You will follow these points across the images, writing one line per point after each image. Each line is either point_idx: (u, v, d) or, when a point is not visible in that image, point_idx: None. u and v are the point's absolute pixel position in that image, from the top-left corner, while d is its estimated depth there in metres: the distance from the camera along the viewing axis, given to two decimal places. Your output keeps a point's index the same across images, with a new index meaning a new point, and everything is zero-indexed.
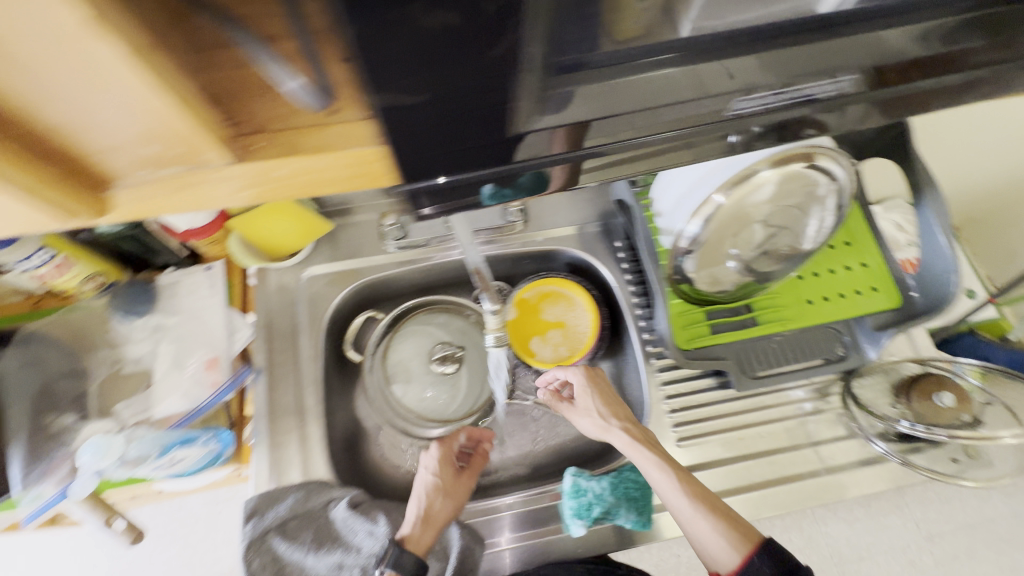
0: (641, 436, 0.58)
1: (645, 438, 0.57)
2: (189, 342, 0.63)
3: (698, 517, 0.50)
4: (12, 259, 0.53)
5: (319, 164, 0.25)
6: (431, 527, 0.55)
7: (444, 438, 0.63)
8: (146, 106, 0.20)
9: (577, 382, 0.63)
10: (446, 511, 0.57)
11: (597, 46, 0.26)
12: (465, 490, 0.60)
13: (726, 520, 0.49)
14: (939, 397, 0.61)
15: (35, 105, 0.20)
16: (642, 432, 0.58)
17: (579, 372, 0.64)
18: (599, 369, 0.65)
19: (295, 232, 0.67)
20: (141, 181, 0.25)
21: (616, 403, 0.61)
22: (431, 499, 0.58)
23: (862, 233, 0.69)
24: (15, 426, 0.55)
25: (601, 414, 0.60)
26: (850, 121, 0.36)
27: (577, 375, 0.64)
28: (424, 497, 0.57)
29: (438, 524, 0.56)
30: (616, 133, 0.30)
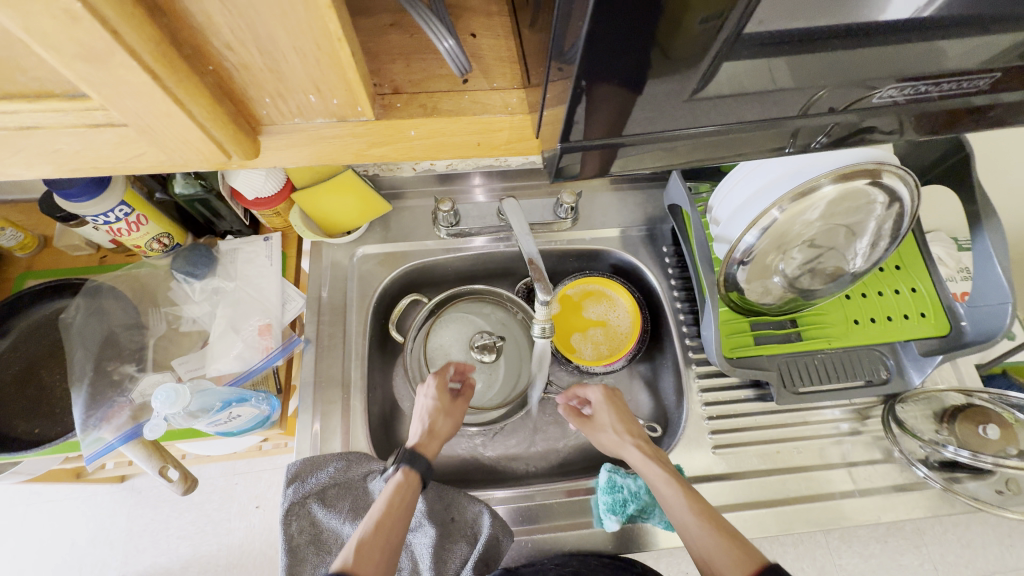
0: (652, 453, 0.57)
1: (659, 458, 0.56)
2: (244, 307, 0.65)
3: (699, 529, 0.47)
4: (92, 213, 0.53)
5: (449, 123, 0.32)
6: (435, 440, 0.59)
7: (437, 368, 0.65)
8: (323, 63, 0.25)
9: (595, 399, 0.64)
10: (446, 428, 0.61)
11: (746, 37, 0.28)
12: (459, 411, 0.63)
13: (730, 538, 0.46)
14: (983, 427, 0.62)
15: (259, 58, 0.25)
16: (655, 452, 0.58)
17: (602, 391, 0.64)
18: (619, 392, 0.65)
19: (354, 210, 0.69)
20: (299, 129, 0.31)
21: (632, 421, 0.61)
22: (432, 418, 0.61)
23: (913, 256, 0.67)
24: (79, 372, 0.58)
25: (618, 430, 0.60)
26: (931, 128, 0.37)
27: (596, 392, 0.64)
28: (424, 417, 0.61)
29: (439, 439, 0.60)
30: (720, 121, 0.33)
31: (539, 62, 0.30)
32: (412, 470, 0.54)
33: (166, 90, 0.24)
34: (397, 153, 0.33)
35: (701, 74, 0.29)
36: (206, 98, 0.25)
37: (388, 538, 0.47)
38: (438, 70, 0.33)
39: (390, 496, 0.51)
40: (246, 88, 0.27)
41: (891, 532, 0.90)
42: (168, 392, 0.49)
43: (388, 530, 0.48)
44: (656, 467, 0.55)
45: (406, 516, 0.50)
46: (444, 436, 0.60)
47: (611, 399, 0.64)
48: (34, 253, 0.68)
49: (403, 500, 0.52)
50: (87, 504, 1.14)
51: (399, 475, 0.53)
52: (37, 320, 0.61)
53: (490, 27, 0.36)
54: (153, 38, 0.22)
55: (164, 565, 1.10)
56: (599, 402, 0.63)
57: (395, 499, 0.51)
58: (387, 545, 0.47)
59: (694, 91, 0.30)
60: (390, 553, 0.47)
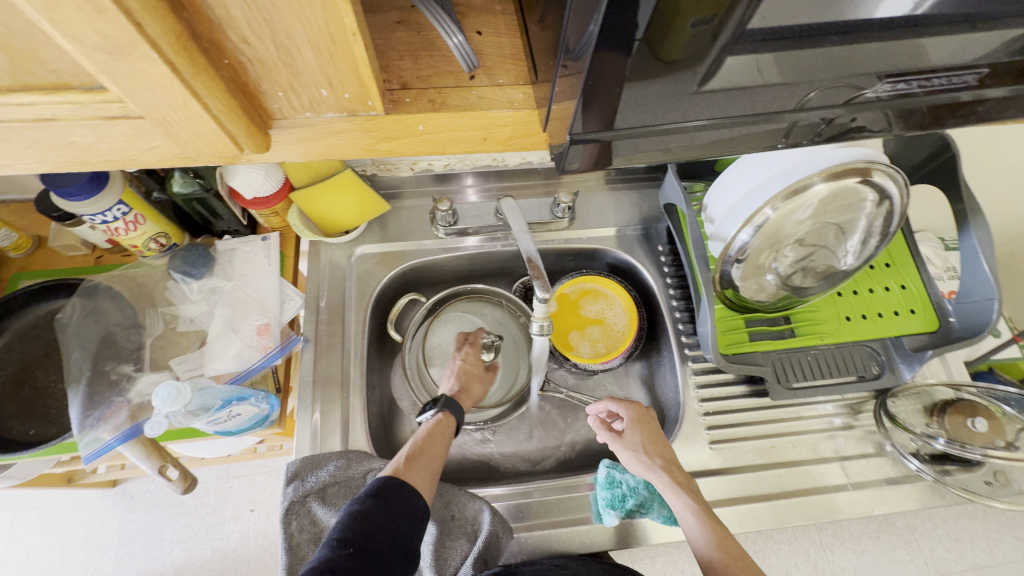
0: (681, 480, 0.56)
1: (689, 485, 0.55)
2: (242, 306, 0.65)
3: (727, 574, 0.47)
4: (89, 212, 0.53)
5: (455, 118, 0.32)
6: (469, 397, 0.66)
7: (472, 337, 0.71)
8: (341, 59, 0.26)
9: (627, 416, 0.62)
10: (477, 390, 0.67)
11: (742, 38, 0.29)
12: (488, 379, 0.70)
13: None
14: (971, 420, 0.63)
15: (274, 52, 0.25)
16: (683, 478, 0.57)
17: (633, 409, 0.63)
18: (651, 411, 0.64)
19: (354, 209, 0.69)
20: (310, 123, 0.31)
21: (663, 444, 0.60)
22: (466, 379, 0.67)
23: (902, 255, 0.69)
24: (76, 372, 0.57)
25: (647, 452, 0.59)
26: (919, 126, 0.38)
27: (627, 410, 0.62)
28: (459, 377, 0.67)
29: (470, 398, 0.66)
30: (714, 117, 0.34)
31: (547, 58, 0.31)
32: (451, 415, 0.59)
33: (184, 83, 0.24)
34: (404, 147, 0.34)
35: (704, 69, 0.29)
36: (222, 91, 0.26)
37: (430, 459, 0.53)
38: (446, 66, 0.34)
39: (430, 429, 0.57)
40: (260, 82, 0.27)
41: (883, 527, 0.91)
42: (169, 390, 0.49)
43: (431, 455, 0.53)
44: (685, 496, 0.54)
45: (444, 448, 0.56)
46: (475, 397, 0.67)
47: (642, 418, 0.62)
48: (28, 254, 0.67)
49: (443, 434, 0.57)
50: (78, 510, 1.13)
51: (439, 414, 0.59)
52: (32, 320, 0.60)
53: (494, 25, 0.37)
54: (173, 31, 0.22)
55: (157, 571, 1.08)
56: (631, 421, 0.61)
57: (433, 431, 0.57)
58: (430, 466, 0.52)
59: (698, 85, 0.31)
60: (432, 472, 0.52)
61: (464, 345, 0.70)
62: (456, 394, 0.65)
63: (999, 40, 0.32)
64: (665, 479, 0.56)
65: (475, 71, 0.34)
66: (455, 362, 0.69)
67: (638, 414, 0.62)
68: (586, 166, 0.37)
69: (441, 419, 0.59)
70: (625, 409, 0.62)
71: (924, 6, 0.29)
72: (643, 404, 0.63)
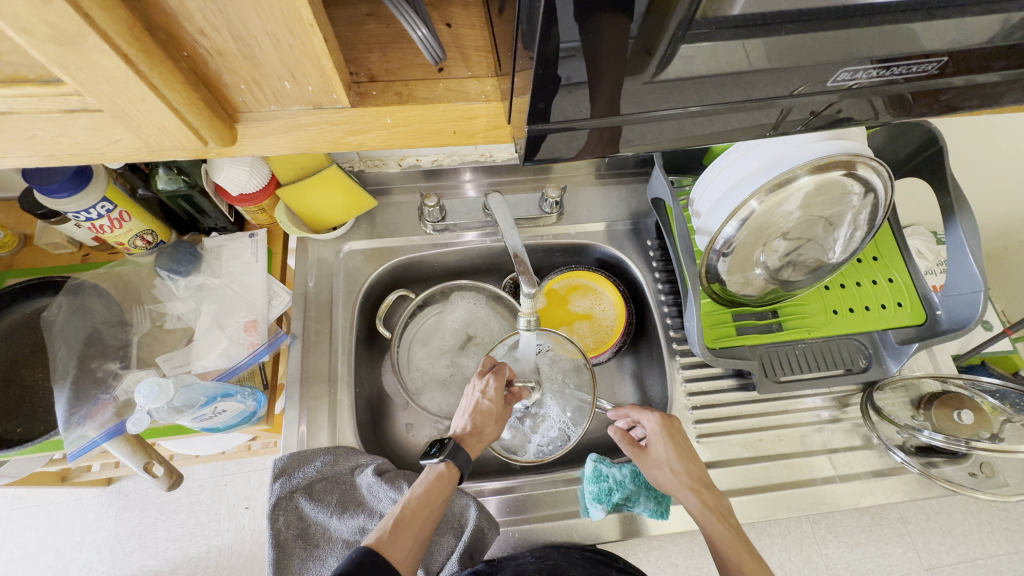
0: (712, 504, 0.56)
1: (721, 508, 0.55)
2: (230, 303, 0.65)
3: None
4: (72, 210, 0.53)
5: (422, 112, 0.32)
6: (480, 441, 0.59)
7: (497, 370, 0.63)
8: (298, 54, 0.26)
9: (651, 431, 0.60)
10: (492, 432, 0.60)
11: (706, 27, 0.28)
12: (507, 419, 0.62)
13: None
14: (957, 413, 0.63)
15: (232, 44, 0.25)
16: (714, 499, 0.56)
17: (659, 423, 0.60)
18: (675, 419, 0.62)
19: (340, 205, 0.69)
20: (271, 118, 0.31)
21: (691, 460, 0.58)
22: (483, 421, 0.60)
23: (889, 248, 0.69)
24: (62, 370, 0.58)
25: (678, 471, 0.57)
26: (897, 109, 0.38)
27: (653, 423, 0.60)
28: (475, 415, 0.60)
29: (482, 442, 0.60)
30: (680, 108, 0.34)
31: (509, 49, 0.31)
32: (454, 466, 0.54)
33: (140, 76, 0.24)
34: (373, 140, 0.34)
35: (662, 58, 0.29)
36: (180, 83, 0.26)
37: (424, 523, 0.49)
38: (414, 59, 0.33)
39: (427, 486, 0.52)
40: (221, 75, 0.27)
41: (875, 520, 0.91)
42: (151, 387, 0.48)
43: (424, 520, 0.49)
44: (718, 523, 0.54)
45: (443, 505, 0.52)
46: (488, 440, 0.60)
47: (668, 433, 0.60)
48: (14, 252, 0.67)
49: (440, 492, 0.52)
50: (73, 508, 1.13)
51: (442, 465, 0.54)
52: (17, 318, 0.60)
53: (465, 17, 0.37)
54: (124, 21, 0.22)
55: (152, 568, 1.09)
56: (656, 438, 0.60)
57: (431, 489, 0.52)
58: (419, 534, 0.48)
59: (654, 73, 0.30)
60: (421, 540, 0.49)
61: (486, 377, 0.63)
62: (465, 435, 0.59)
63: (967, 29, 0.31)
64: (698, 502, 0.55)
65: (445, 63, 0.34)
66: (472, 395, 0.62)
67: (662, 429, 0.60)
68: (580, 154, 0.37)
69: (444, 472, 0.54)
70: (653, 423, 0.60)
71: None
72: (666, 415, 0.61)
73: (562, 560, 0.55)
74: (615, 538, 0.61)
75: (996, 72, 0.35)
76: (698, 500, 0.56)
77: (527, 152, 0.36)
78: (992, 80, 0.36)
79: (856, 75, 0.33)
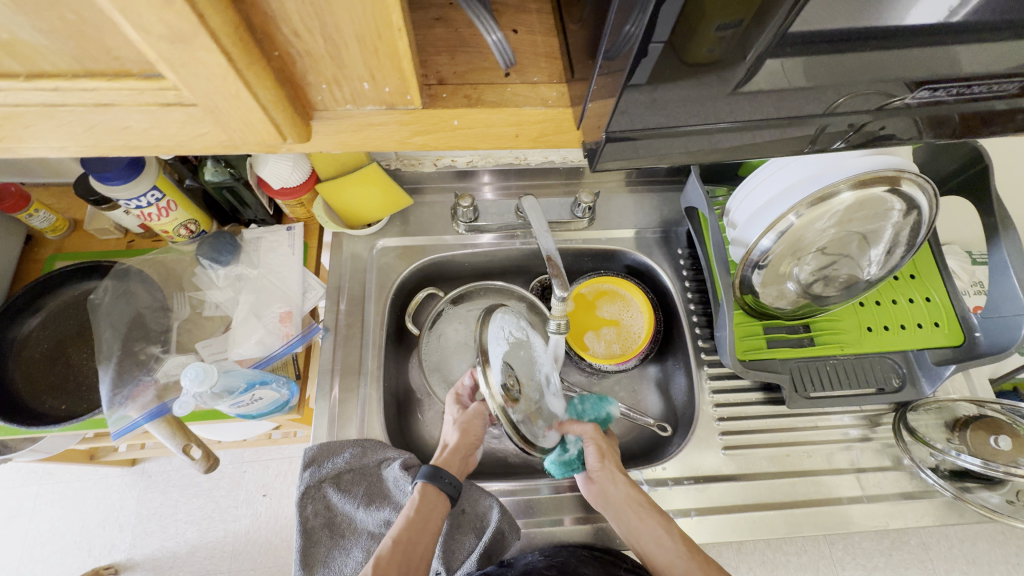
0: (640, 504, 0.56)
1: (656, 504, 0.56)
2: (267, 294, 0.67)
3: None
4: (125, 197, 0.55)
5: (487, 116, 0.33)
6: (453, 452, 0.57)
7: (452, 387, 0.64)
8: (381, 56, 0.27)
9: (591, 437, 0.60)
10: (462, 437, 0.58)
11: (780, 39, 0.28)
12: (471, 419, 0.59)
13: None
14: (994, 438, 0.61)
15: (322, 45, 0.26)
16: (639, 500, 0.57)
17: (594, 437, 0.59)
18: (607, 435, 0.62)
19: (377, 202, 0.71)
20: (343, 119, 0.32)
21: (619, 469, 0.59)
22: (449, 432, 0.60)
23: (929, 267, 0.68)
24: (107, 351, 0.60)
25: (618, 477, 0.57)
26: (955, 128, 0.38)
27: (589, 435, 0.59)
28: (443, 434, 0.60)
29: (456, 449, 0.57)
30: (735, 121, 0.34)
31: (582, 58, 0.31)
32: (435, 486, 0.52)
33: (238, 73, 0.25)
34: (438, 141, 0.35)
35: (742, 69, 0.29)
36: (270, 81, 0.27)
37: (410, 548, 0.49)
38: (482, 63, 0.34)
39: (409, 515, 0.51)
40: (306, 74, 0.28)
41: (896, 545, 0.89)
42: (197, 370, 0.50)
43: (405, 548, 0.48)
44: (654, 516, 0.55)
45: (432, 528, 0.51)
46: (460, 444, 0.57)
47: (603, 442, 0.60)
48: (64, 236, 0.70)
49: (425, 518, 0.51)
50: (98, 487, 1.16)
51: (416, 492, 0.53)
52: (66, 299, 0.63)
53: (529, 24, 0.37)
54: (232, 22, 0.23)
55: (171, 550, 1.11)
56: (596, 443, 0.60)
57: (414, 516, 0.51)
58: (407, 563, 0.48)
59: (733, 86, 0.31)
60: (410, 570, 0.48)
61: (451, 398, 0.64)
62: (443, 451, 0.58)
63: None
64: (637, 499, 0.56)
65: (512, 68, 0.35)
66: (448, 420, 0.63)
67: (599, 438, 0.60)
68: (631, 163, 0.38)
69: (426, 494, 0.52)
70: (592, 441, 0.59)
71: (961, 14, 0.29)
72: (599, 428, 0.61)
73: (572, 558, 0.55)
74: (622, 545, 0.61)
75: None
76: (637, 498, 0.56)
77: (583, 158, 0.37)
78: None
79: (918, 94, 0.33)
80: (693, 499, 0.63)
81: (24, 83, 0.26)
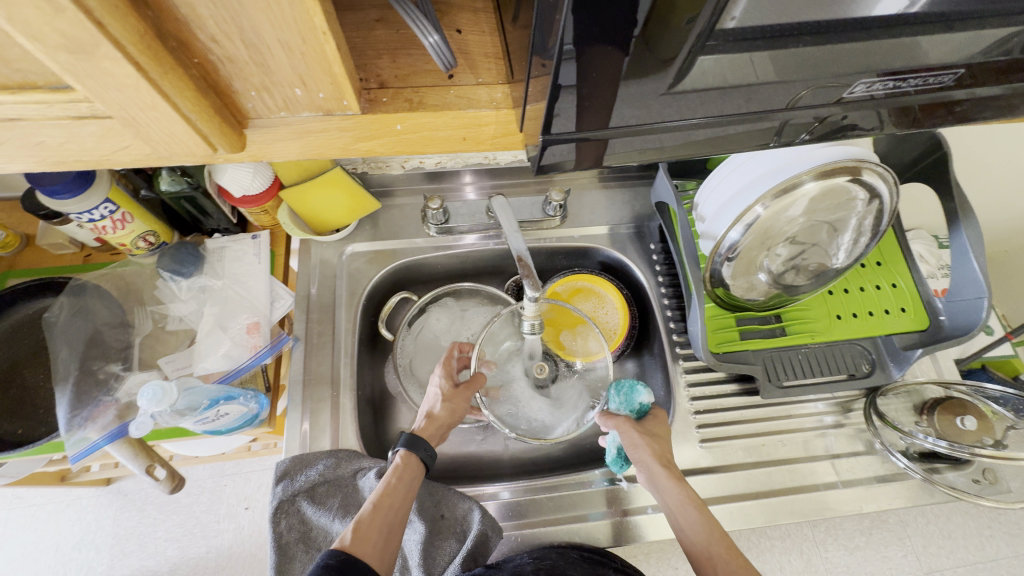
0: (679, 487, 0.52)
1: (701, 501, 0.51)
2: (232, 305, 0.65)
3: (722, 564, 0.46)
4: (75, 210, 0.53)
5: (432, 119, 0.32)
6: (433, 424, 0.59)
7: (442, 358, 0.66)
8: (308, 61, 0.26)
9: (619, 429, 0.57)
10: (447, 415, 0.60)
11: (719, 33, 0.28)
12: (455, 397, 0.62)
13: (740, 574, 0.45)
14: (960, 418, 0.63)
15: (244, 51, 0.25)
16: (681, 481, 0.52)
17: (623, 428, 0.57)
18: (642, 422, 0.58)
19: (344, 207, 0.69)
20: (282, 127, 0.31)
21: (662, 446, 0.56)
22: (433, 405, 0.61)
23: (894, 254, 0.69)
24: (64, 371, 0.58)
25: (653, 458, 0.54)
26: (902, 119, 0.38)
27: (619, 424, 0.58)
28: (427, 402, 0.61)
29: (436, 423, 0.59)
30: (686, 120, 0.34)
31: (522, 57, 0.31)
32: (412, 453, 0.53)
33: (151, 83, 0.24)
34: (384, 147, 0.34)
35: (678, 67, 0.29)
36: (191, 91, 0.26)
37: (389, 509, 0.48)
38: (425, 65, 0.33)
39: (390, 482, 0.50)
40: (232, 81, 0.27)
41: (875, 524, 0.91)
42: (154, 390, 0.48)
43: (386, 512, 0.47)
44: (693, 513, 0.49)
45: (410, 495, 0.50)
46: (440, 419, 0.60)
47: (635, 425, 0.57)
48: (16, 253, 0.67)
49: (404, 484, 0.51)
50: (72, 508, 1.13)
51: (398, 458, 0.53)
52: (18, 319, 0.60)
53: (476, 23, 0.37)
54: (138, 29, 0.22)
55: (152, 568, 1.08)
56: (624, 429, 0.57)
57: (396, 483, 0.51)
58: (387, 524, 0.46)
59: (671, 84, 0.30)
60: (390, 530, 0.46)
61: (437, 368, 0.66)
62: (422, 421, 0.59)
63: (979, 42, 0.31)
64: (675, 495, 0.51)
65: (455, 70, 0.34)
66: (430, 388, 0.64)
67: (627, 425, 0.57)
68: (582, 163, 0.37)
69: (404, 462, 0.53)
70: (631, 432, 0.56)
71: (918, 5, 0.29)
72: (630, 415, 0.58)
73: (560, 560, 0.54)
74: (604, 544, 0.60)
75: (1011, 80, 0.35)
76: (676, 494, 0.51)
77: (538, 159, 0.36)
78: (1000, 92, 0.36)
79: (869, 86, 0.33)
80: None
81: None
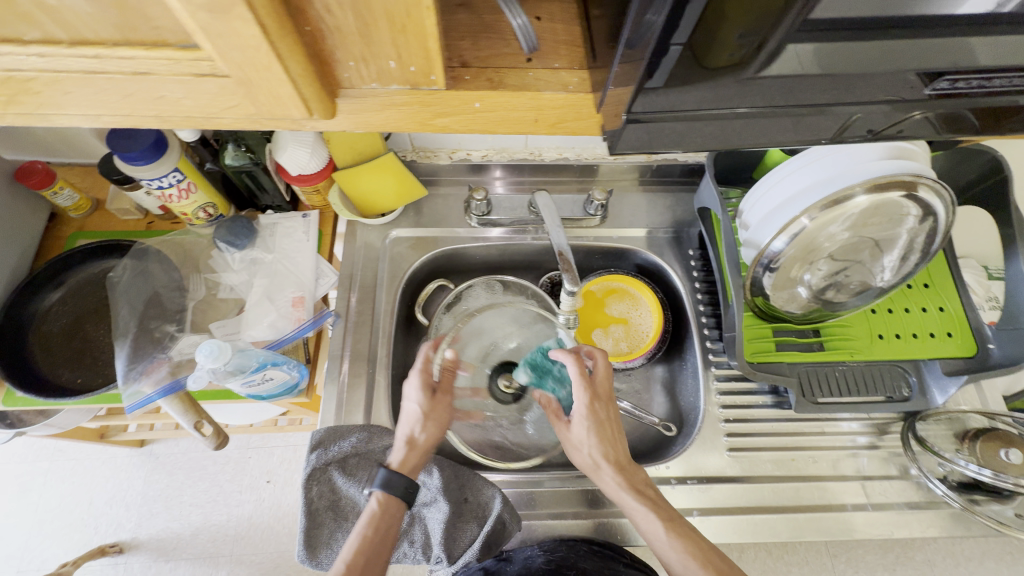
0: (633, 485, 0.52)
1: (661, 506, 0.52)
2: (281, 278, 0.67)
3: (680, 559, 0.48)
4: (148, 177, 0.56)
5: (509, 99, 0.34)
6: (418, 453, 0.54)
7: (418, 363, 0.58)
8: (408, 35, 0.28)
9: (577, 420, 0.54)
10: (431, 439, 0.55)
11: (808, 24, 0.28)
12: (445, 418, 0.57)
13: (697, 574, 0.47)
14: (1004, 450, 0.60)
15: (353, 21, 0.27)
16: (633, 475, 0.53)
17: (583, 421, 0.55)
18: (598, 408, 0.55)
19: (392, 191, 0.72)
20: (368, 97, 0.33)
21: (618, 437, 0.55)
22: (413, 427, 0.55)
23: (943, 276, 0.67)
24: (124, 328, 0.61)
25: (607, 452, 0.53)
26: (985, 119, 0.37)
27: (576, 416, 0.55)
28: (410, 423, 0.55)
29: (423, 453, 0.55)
30: (756, 115, 0.34)
31: (605, 44, 0.32)
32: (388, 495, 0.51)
33: (271, 44, 0.26)
34: (460, 124, 0.35)
35: (765, 54, 0.29)
36: (300, 55, 0.28)
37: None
38: (505, 49, 0.35)
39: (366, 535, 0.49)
40: (335, 50, 0.29)
41: (900, 560, 0.86)
42: (211, 347, 0.51)
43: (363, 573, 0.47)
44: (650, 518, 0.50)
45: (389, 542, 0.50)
46: (429, 448, 0.55)
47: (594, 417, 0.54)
48: (87, 215, 0.71)
49: (383, 533, 0.50)
50: (107, 466, 1.18)
51: (374, 503, 0.51)
52: (86, 276, 0.64)
53: (553, 12, 0.38)
54: None
55: (176, 531, 1.13)
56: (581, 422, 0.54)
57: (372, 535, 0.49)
58: None
59: (755, 71, 0.30)
60: None
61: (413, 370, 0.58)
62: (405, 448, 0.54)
63: None
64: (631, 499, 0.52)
65: (534, 55, 0.35)
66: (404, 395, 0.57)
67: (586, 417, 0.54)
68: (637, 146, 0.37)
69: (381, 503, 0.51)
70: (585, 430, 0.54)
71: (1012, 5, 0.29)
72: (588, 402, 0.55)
73: (571, 553, 0.55)
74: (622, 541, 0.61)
75: None
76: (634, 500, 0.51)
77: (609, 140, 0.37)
78: None
79: (956, 83, 0.33)
80: (694, 498, 0.63)
81: (67, 49, 0.28)
